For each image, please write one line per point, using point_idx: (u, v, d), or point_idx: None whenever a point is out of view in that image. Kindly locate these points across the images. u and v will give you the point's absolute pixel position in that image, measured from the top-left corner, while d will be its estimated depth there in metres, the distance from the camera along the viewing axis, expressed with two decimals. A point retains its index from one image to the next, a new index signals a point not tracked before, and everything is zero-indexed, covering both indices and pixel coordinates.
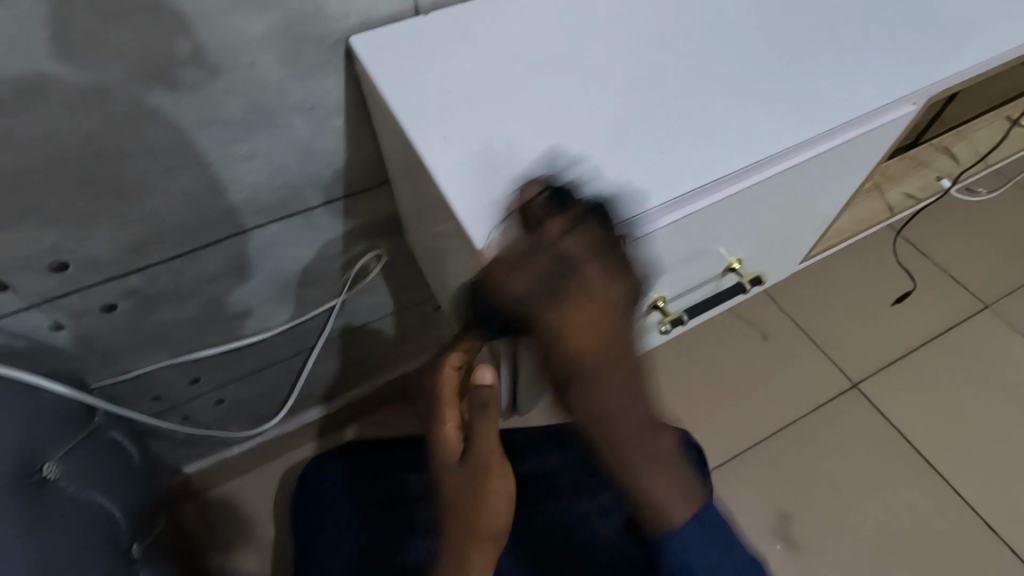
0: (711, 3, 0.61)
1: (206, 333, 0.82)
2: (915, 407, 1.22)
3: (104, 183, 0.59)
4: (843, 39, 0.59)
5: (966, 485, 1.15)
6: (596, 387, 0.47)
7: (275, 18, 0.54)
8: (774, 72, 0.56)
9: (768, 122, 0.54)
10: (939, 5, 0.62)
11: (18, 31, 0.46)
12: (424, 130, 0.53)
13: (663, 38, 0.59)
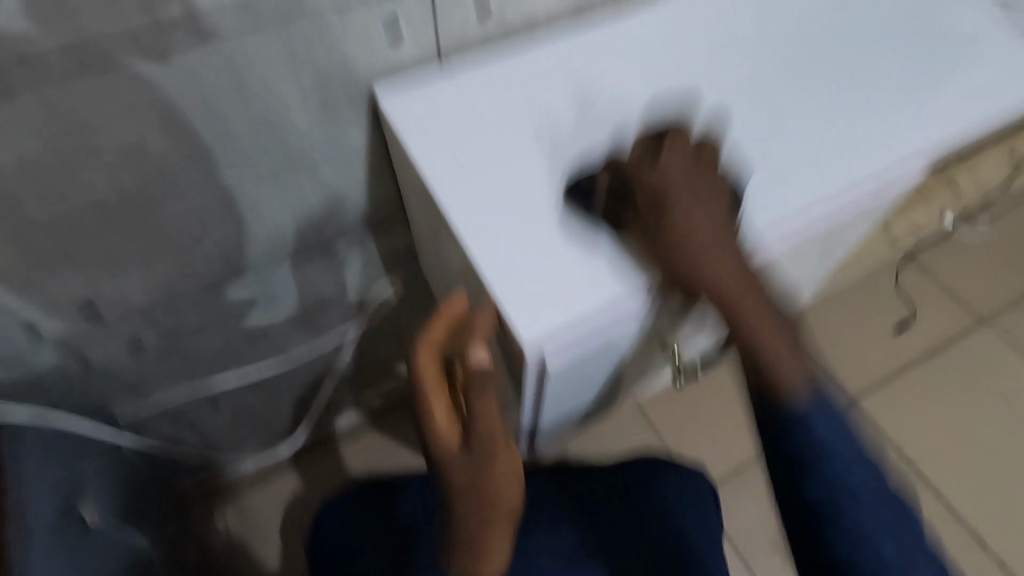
0: (733, 57, 0.62)
1: (229, 360, 0.84)
2: (913, 423, 1.25)
3: (138, 232, 0.61)
4: (863, 91, 0.60)
5: (959, 499, 1.19)
6: (718, 254, 0.50)
7: (306, 71, 0.55)
8: (795, 130, 0.58)
9: (786, 188, 0.55)
10: (959, 54, 0.62)
11: (64, 101, 0.48)
12: (456, 193, 0.55)
13: (684, 92, 0.60)
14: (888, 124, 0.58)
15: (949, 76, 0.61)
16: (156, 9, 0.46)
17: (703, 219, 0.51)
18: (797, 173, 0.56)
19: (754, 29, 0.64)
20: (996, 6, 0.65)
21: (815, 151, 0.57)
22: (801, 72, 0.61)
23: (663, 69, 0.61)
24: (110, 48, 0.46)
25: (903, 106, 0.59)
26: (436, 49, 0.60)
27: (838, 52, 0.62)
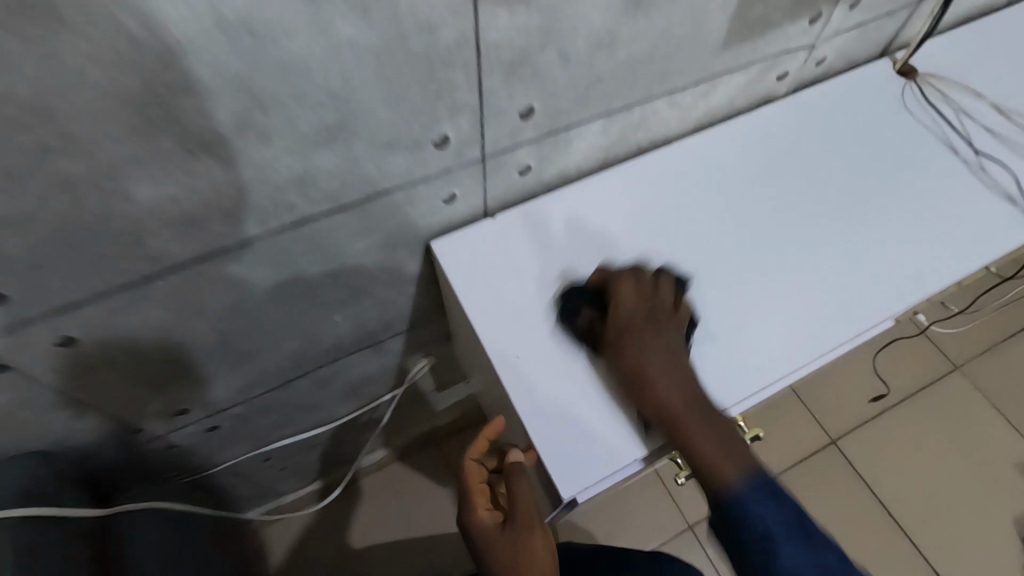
0: (739, 213, 0.72)
1: (284, 429, 0.95)
2: (884, 464, 1.40)
3: (227, 356, 0.70)
4: (846, 252, 0.70)
5: (924, 536, 1.33)
6: (662, 369, 0.58)
7: (378, 234, 0.65)
8: (789, 289, 0.68)
9: (782, 342, 0.65)
10: (931, 214, 0.73)
11: (187, 284, 0.57)
12: (500, 341, 0.63)
13: (696, 249, 0.70)
14: (866, 284, 0.68)
15: (922, 237, 0.71)
16: (270, 216, 0.55)
17: (664, 343, 0.59)
18: (789, 332, 0.66)
19: (754, 187, 0.74)
20: (963, 167, 0.77)
21: (805, 310, 0.67)
22: (794, 233, 0.71)
23: (676, 225, 0.71)
24: (230, 245, 0.55)
25: (882, 268, 0.70)
26: (484, 205, 0.70)
27: (829, 213, 0.72)
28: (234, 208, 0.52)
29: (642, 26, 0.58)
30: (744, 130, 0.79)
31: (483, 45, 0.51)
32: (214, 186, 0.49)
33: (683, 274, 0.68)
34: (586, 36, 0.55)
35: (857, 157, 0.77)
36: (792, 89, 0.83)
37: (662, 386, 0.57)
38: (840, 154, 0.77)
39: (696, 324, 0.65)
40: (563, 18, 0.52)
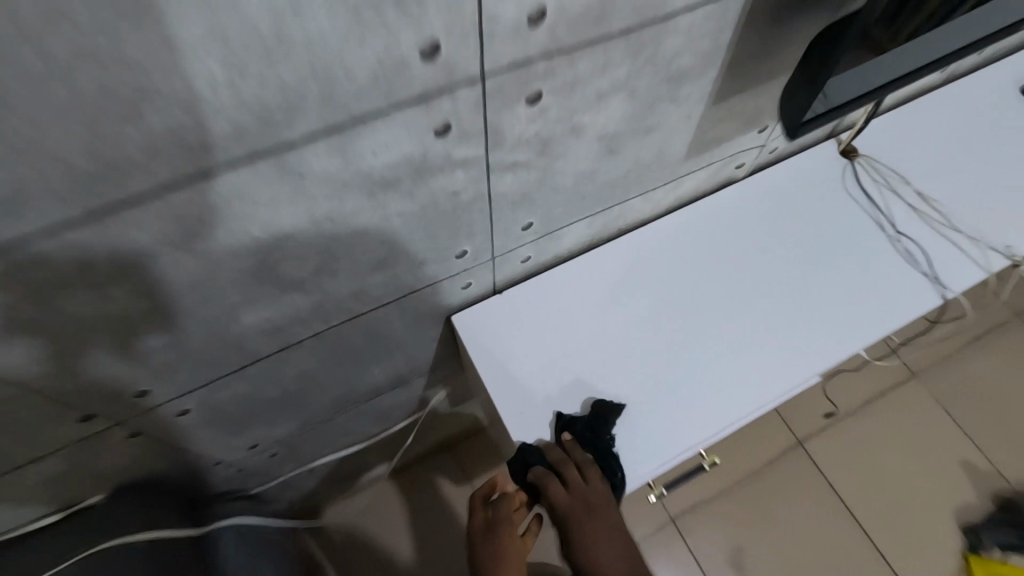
0: (700, 286, 0.89)
1: (328, 450, 1.14)
2: (843, 462, 1.60)
3: (290, 405, 0.89)
4: (785, 320, 0.87)
5: (873, 526, 1.53)
6: (607, 546, 0.76)
7: (410, 314, 0.82)
8: (737, 352, 0.85)
9: (728, 397, 0.82)
10: (857, 285, 0.90)
11: (268, 364, 0.75)
12: (506, 397, 0.81)
13: (663, 319, 0.87)
14: (800, 346, 0.85)
15: (848, 307, 0.88)
16: (331, 316, 0.72)
17: (598, 525, 0.76)
18: (735, 388, 0.83)
19: (713, 265, 0.91)
20: (889, 242, 0.93)
21: (748, 369, 0.84)
22: (743, 303, 0.88)
23: (648, 298, 0.88)
24: (303, 337, 0.73)
25: (814, 333, 0.86)
26: (493, 284, 0.87)
27: (772, 285, 0.89)
28: (309, 315, 0.69)
29: (616, 162, 0.74)
30: (707, 212, 0.96)
31: (494, 194, 0.67)
32: (296, 304, 0.66)
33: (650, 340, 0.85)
34: (573, 175, 0.72)
35: (800, 235, 0.93)
36: (749, 172, 0.99)
37: (604, 559, 0.76)
38: (786, 233, 0.94)
39: (660, 383, 0.83)
40: (554, 169, 0.69)
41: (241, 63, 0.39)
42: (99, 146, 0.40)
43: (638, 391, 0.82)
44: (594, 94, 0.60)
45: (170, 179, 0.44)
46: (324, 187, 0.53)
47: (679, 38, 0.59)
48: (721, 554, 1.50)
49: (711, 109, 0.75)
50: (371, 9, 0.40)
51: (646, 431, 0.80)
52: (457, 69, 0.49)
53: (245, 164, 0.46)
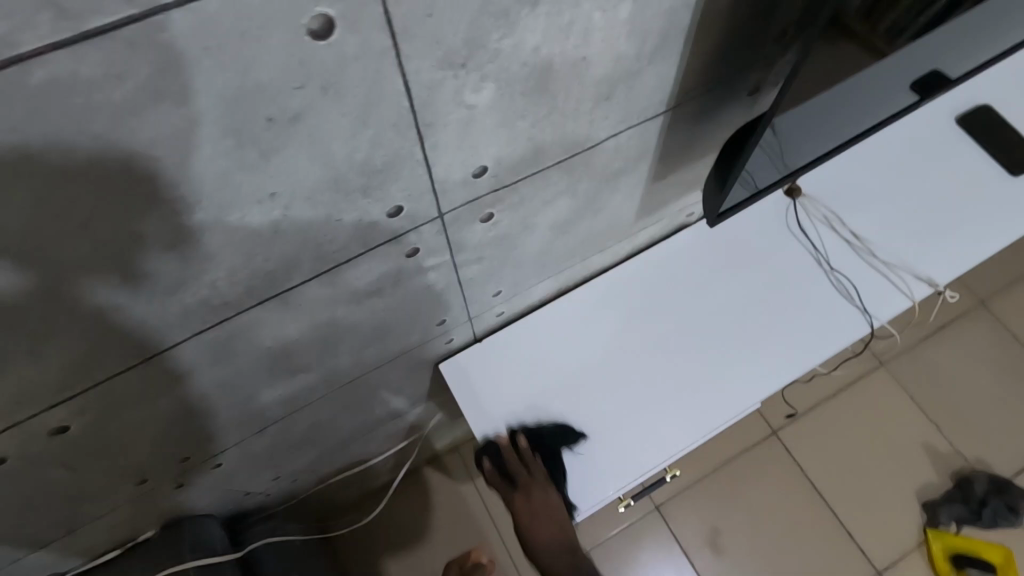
0: (657, 325, 1.00)
1: (344, 470, 1.29)
2: (814, 448, 1.72)
3: (305, 446, 1.03)
4: (732, 354, 0.98)
5: (845, 510, 1.66)
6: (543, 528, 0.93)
7: (402, 367, 0.96)
8: (688, 386, 0.96)
9: (683, 424, 0.94)
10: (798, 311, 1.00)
11: (284, 422, 0.88)
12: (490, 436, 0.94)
13: (623, 357, 0.98)
14: (744, 374, 0.96)
15: (789, 334, 0.99)
16: (334, 381, 0.85)
17: (536, 505, 0.92)
18: (686, 418, 0.94)
19: (669, 305, 1.02)
20: (829, 272, 1.03)
21: (699, 398, 0.95)
22: (695, 336, 0.99)
23: (609, 339, 1.00)
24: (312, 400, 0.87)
25: (756, 364, 0.97)
26: (474, 334, 1.00)
27: (721, 319, 1.00)
28: (315, 385, 0.83)
29: (571, 237, 0.85)
30: (665, 255, 1.06)
31: (464, 279, 0.79)
32: (304, 380, 0.80)
33: (611, 377, 0.97)
34: (532, 254, 0.83)
35: (747, 269, 1.04)
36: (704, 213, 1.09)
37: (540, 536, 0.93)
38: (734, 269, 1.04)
39: (623, 415, 0.95)
40: (514, 254, 0.80)
41: (249, 252, 0.52)
42: (149, 319, 0.53)
43: (604, 422, 0.94)
44: (540, 203, 0.71)
45: (200, 327, 0.57)
46: (320, 306, 0.65)
47: (609, 153, 0.70)
48: (704, 538, 1.64)
49: (652, 187, 0.85)
50: (345, 201, 0.52)
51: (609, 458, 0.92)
52: (418, 215, 0.61)
53: (256, 306, 0.59)
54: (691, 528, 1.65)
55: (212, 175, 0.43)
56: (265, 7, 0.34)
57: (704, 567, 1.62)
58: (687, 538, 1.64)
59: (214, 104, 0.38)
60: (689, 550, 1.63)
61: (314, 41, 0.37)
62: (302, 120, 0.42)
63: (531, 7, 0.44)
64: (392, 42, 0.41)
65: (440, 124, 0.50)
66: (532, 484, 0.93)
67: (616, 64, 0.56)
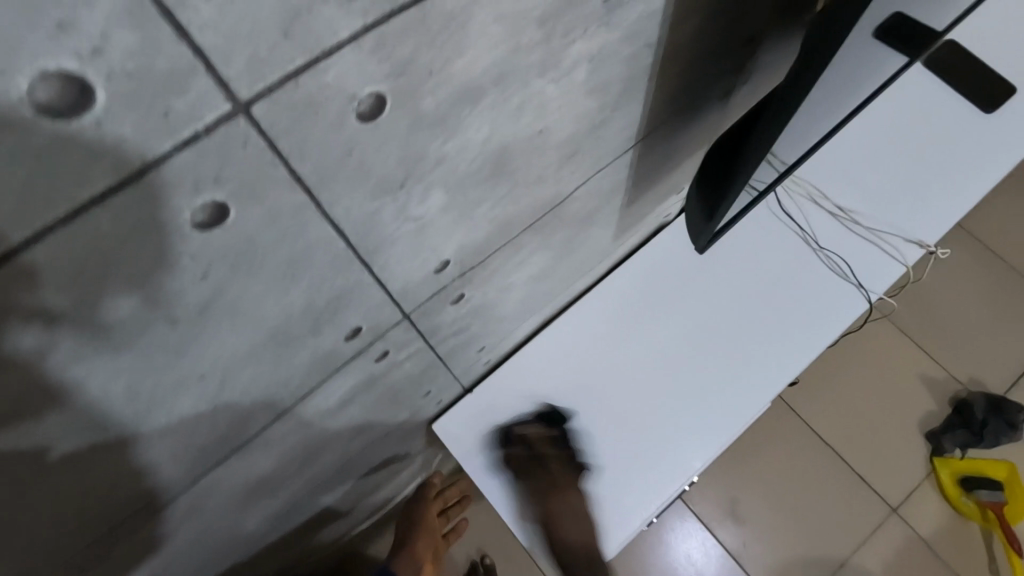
0: (652, 337, 0.92)
1: (361, 537, 1.23)
2: (828, 408, 1.43)
3: (309, 535, 0.96)
4: (737, 358, 0.91)
5: (877, 478, 1.38)
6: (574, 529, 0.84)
7: (394, 440, 0.88)
8: (695, 400, 0.89)
9: (699, 443, 0.87)
10: (785, 302, 0.94)
11: (276, 529, 0.81)
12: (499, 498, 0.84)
13: (624, 386, 0.89)
14: (750, 379, 0.90)
15: (782, 328, 0.93)
16: (322, 479, 0.78)
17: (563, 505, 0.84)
18: (700, 434, 0.88)
19: (661, 315, 0.93)
20: (816, 250, 0.97)
21: (710, 411, 0.89)
22: (694, 342, 0.92)
23: (605, 366, 0.90)
24: (301, 503, 0.79)
25: (761, 365, 0.91)
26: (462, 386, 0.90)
27: (720, 323, 0.93)
28: (301, 491, 0.75)
29: (552, 276, 0.77)
30: (650, 261, 0.96)
31: (443, 353, 0.72)
32: (288, 493, 0.72)
33: (617, 408, 0.88)
34: (511, 306, 0.75)
35: (732, 261, 0.96)
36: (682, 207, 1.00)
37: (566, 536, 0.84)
38: (720, 262, 0.96)
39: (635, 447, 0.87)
40: (491, 314, 0.72)
41: (189, 432, 0.43)
42: (86, 530, 0.44)
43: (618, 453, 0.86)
44: (512, 265, 0.64)
45: (153, 510, 0.49)
46: (289, 436, 0.58)
47: (580, 199, 0.62)
48: (717, 506, 1.37)
49: (630, 208, 0.78)
50: (292, 348, 0.44)
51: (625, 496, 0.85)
52: (380, 325, 0.52)
53: (213, 467, 0.51)
54: (707, 499, 1.37)
55: (117, 389, 0.34)
56: (128, 225, 0.25)
57: (720, 537, 1.35)
58: (697, 506, 1.37)
59: (93, 330, 0.29)
60: (697, 512, 1.37)
61: (205, 231, 0.29)
62: (215, 305, 0.34)
63: (473, 105, 0.36)
64: (307, 195, 0.32)
65: (387, 244, 0.42)
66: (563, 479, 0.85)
67: (577, 121, 0.48)
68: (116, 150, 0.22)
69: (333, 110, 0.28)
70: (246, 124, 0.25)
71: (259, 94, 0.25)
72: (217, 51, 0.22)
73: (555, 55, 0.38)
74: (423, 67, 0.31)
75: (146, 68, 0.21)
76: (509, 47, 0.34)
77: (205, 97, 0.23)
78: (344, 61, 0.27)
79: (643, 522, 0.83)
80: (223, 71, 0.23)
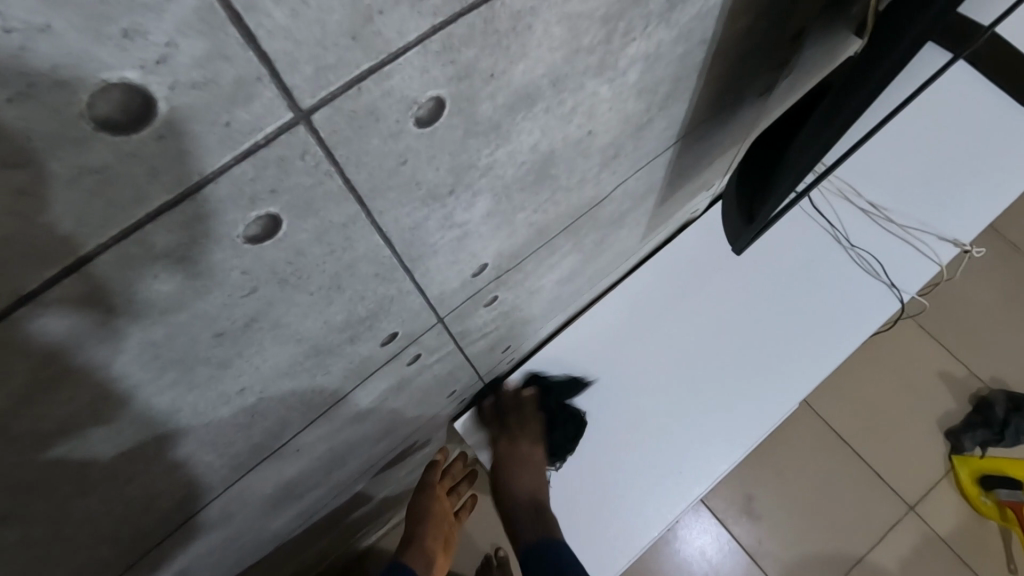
0: (674, 335, 0.90)
1: (379, 532, 1.22)
2: (848, 405, 1.37)
3: (328, 531, 0.95)
4: (763, 358, 0.89)
5: (898, 478, 1.33)
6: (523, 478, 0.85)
7: (416, 439, 0.87)
8: (721, 401, 0.88)
9: (722, 446, 0.86)
10: (810, 302, 0.92)
11: (296, 529, 0.80)
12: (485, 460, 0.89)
13: (648, 388, 0.87)
14: (776, 380, 0.89)
15: (809, 328, 0.91)
16: (345, 479, 0.76)
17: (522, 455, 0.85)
18: (724, 436, 0.86)
19: (688, 313, 0.91)
20: (847, 249, 0.94)
21: (733, 412, 0.87)
22: (718, 341, 0.90)
23: (631, 369, 0.88)
24: (323, 502, 0.78)
25: (791, 364, 0.89)
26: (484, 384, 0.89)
27: (745, 322, 0.91)
28: (325, 491, 0.74)
29: (581, 275, 0.75)
30: (676, 258, 0.93)
31: (470, 355, 0.70)
32: (313, 496, 0.72)
33: (640, 412, 0.86)
34: (539, 307, 0.74)
35: (758, 258, 0.94)
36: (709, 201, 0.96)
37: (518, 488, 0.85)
38: (747, 259, 0.93)
39: (657, 449, 0.86)
40: (520, 316, 0.71)
41: (224, 442, 0.42)
42: (122, 541, 0.44)
43: (637, 460, 0.85)
44: (545, 268, 0.62)
45: (183, 519, 0.48)
46: (318, 442, 0.56)
47: (615, 201, 0.60)
48: (731, 503, 1.33)
49: (662, 205, 0.76)
50: (330, 357, 0.43)
51: (647, 499, 0.84)
52: (415, 331, 0.51)
53: (244, 475, 0.50)
54: (721, 495, 1.33)
55: (159, 405, 0.33)
56: (181, 242, 0.24)
57: (733, 535, 1.31)
58: (711, 502, 1.33)
59: (141, 348, 0.28)
60: (710, 507, 1.33)
61: (257, 245, 0.27)
62: (260, 318, 0.32)
63: (528, 109, 0.34)
64: (359, 205, 0.30)
65: (430, 252, 0.41)
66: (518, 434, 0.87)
67: (625, 122, 0.45)
68: (173, 167, 0.21)
69: (393, 117, 0.27)
70: (305, 134, 0.24)
71: (321, 103, 0.23)
72: (284, 58, 0.20)
73: (613, 54, 0.36)
74: (485, 70, 0.29)
75: (212, 79, 0.19)
76: (570, 48, 0.32)
77: (267, 108, 0.21)
78: (408, 66, 0.25)
79: (663, 527, 0.83)
80: (289, 79, 0.21)
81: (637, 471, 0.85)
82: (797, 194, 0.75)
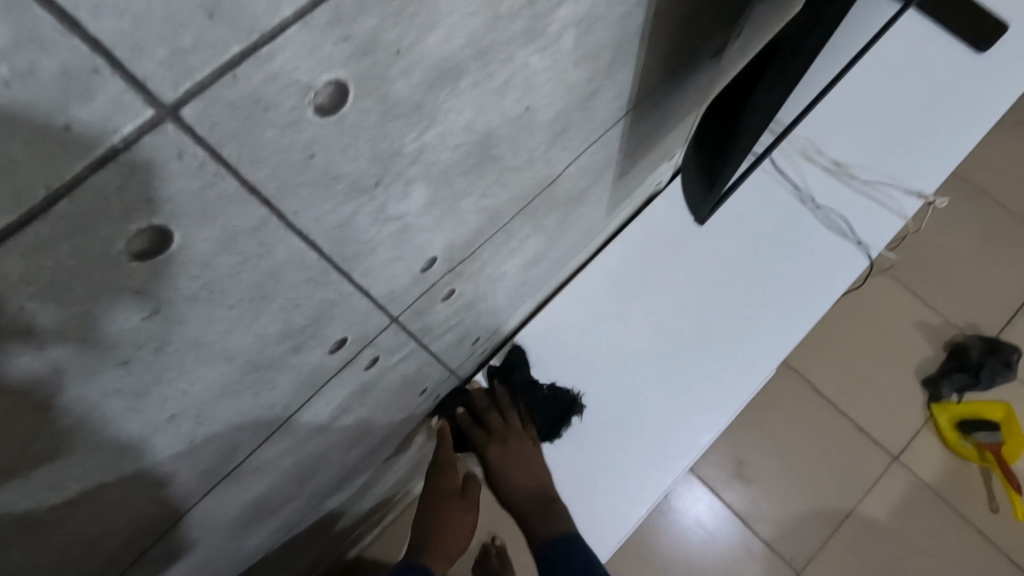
0: (640, 311, 0.88)
1: (370, 535, 1.20)
2: (825, 365, 1.38)
3: (315, 540, 0.93)
4: (736, 326, 0.88)
5: (880, 432, 1.34)
6: (519, 474, 0.81)
7: (394, 440, 0.84)
8: (696, 372, 0.86)
9: (702, 418, 0.85)
10: (779, 268, 0.91)
11: (277, 544, 0.78)
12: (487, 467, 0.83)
13: (620, 367, 0.86)
14: (750, 349, 0.87)
15: (778, 292, 0.90)
16: (322, 490, 0.74)
17: (512, 453, 0.81)
18: (705, 408, 0.85)
19: (663, 289, 0.89)
20: (814, 211, 0.93)
21: (708, 383, 0.86)
22: (687, 313, 0.88)
23: (605, 346, 0.86)
24: (302, 514, 0.76)
25: (765, 331, 0.88)
26: (460, 378, 0.87)
27: (715, 294, 0.89)
28: (303, 503, 0.71)
29: (549, 255, 0.73)
30: (641, 231, 0.91)
31: (437, 351, 0.68)
32: (288, 509, 0.69)
33: (615, 392, 0.85)
34: (507, 293, 0.71)
35: (722, 227, 0.92)
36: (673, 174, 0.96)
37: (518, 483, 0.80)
38: (713, 229, 0.92)
39: (635, 427, 0.84)
40: (486, 305, 0.68)
41: (165, 471, 0.39)
42: None
43: (602, 450, 0.84)
44: (504, 255, 0.60)
45: (136, 555, 0.45)
46: (281, 458, 0.54)
47: (572, 178, 0.58)
48: (719, 470, 1.33)
49: (624, 178, 0.74)
50: (273, 371, 0.40)
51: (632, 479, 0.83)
52: (369, 333, 0.48)
53: (202, 501, 0.47)
54: (709, 464, 1.33)
55: (72, 444, 0.30)
56: (46, 266, 0.21)
57: (724, 501, 1.32)
58: (701, 473, 1.33)
59: (29, 390, 0.25)
60: (700, 477, 1.33)
61: (147, 261, 0.24)
62: (172, 340, 0.29)
63: (451, 86, 0.32)
64: (267, 207, 0.27)
65: (368, 250, 0.38)
66: (508, 433, 0.82)
67: (565, 95, 0.43)
68: (7, 182, 0.18)
69: (288, 104, 0.24)
70: (177, 132, 0.21)
71: (189, 94, 0.20)
72: (124, 42, 0.17)
73: (540, 19, 0.33)
74: (391, 44, 0.26)
75: (31, 73, 0.16)
76: (487, 15, 0.29)
77: (118, 104, 0.18)
78: (292, 45, 0.22)
79: (651, 504, 0.82)
80: (138, 68, 0.18)
81: (618, 451, 0.83)
82: (755, 157, 0.73)
